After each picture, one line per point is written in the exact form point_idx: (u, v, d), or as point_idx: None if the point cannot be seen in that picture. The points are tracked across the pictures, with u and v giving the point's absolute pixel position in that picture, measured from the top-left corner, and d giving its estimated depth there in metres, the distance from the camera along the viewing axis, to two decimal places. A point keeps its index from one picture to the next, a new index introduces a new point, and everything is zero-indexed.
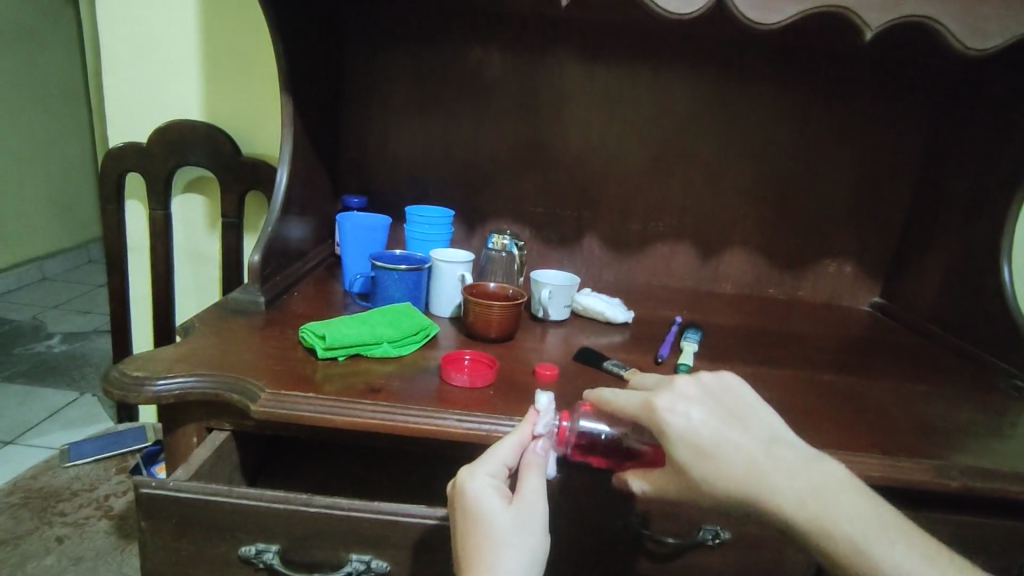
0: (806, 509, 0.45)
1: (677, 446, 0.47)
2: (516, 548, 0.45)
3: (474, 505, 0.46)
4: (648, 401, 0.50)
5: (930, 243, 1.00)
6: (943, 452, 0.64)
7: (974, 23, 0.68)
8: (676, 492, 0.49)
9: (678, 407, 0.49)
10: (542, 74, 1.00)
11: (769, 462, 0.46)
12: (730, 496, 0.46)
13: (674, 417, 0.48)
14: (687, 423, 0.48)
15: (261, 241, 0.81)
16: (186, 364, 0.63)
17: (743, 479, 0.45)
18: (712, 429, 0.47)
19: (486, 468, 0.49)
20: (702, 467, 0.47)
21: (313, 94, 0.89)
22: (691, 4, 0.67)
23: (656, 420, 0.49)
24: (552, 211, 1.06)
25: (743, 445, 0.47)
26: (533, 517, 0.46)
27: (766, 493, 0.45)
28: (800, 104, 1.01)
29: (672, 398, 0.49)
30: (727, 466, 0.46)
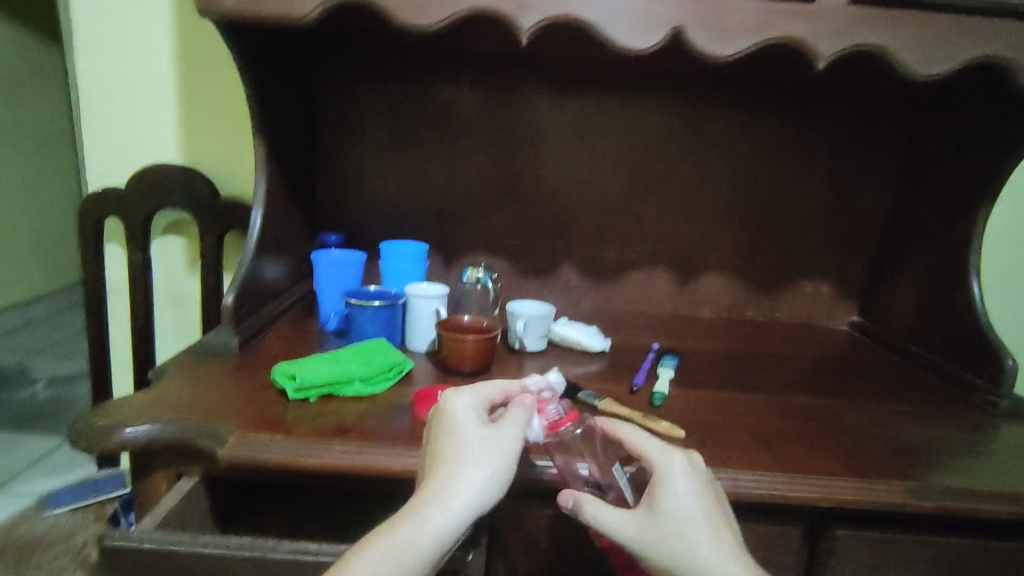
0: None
1: (671, 497, 0.51)
2: (483, 458, 0.50)
3: (454, 421, 0.53)
4: (660, 452, 0.54)
5: (903, 261, 1.01)
6: (917, 473, 0.64)
7: (922, 49, 0.70)
8: (634, 539, 0.51)
9: (687, 468, 0.53)
10: (513, 109, 1.02)
11: (739, 553, 0.49)
12: (687, 566, 0.49)
13: (678, 472, 0.52)
14: (690, 488, 0.52)
15: (235, 282, 0.81)
16: (154, 410, 0.63)
17: (712, 557, 0.49)
18: (702, 504, 0.51)
19: (473, 396, 0.56)
20: (682, 526, 0.50)
21: (287, 136, 0.91)
22: (649, 38, 0.69)
23: (659, 470, 0.53)
24: (529, 242, 1.07)
25: (724, 530, 0.50)
26: (506, 440, 0.52)
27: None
28: (767, 130, 1.03)
29: (686, 459, 0.54)
30: (704, 540, 0.49)
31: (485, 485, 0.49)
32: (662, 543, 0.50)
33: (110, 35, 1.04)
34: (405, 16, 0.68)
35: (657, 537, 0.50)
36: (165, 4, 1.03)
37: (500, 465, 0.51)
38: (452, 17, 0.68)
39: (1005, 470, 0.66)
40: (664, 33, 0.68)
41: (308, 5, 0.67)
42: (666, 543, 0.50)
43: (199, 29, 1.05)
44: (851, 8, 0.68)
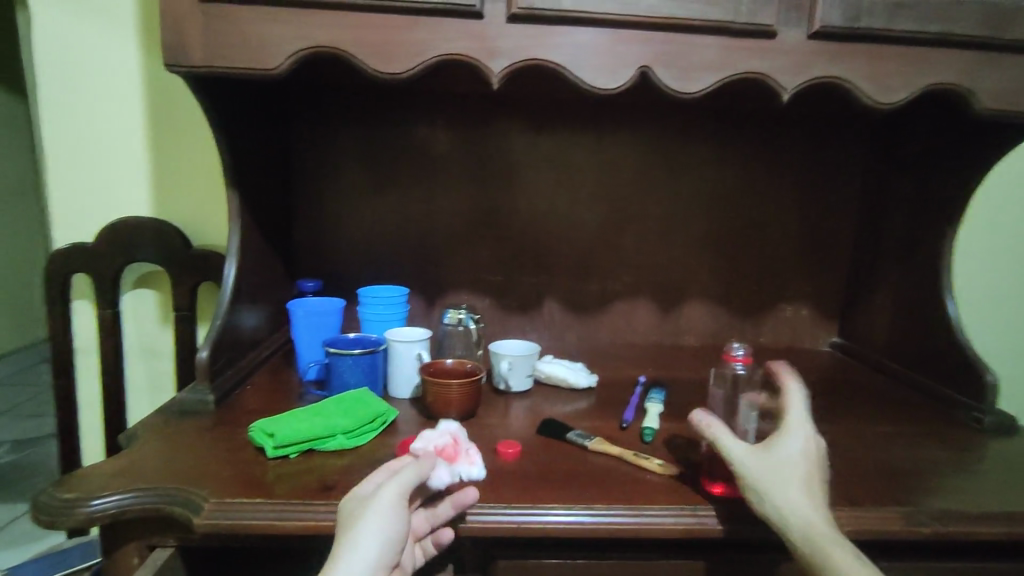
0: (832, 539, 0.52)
1: (792, 447, 0.59)
2: (358, 533, 0.51)
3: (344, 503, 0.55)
4: (801, 419, 0.62)
5: (878, 282, 1.02)
6: (912, 497, 0.64)
7: (881, 79, 0.72)
8: (743, 459, 0.58)
9: (813, 439, 0.61)
10: (489, 148, 1.02)
11: (824, 510, 0.55)
12: (779, 498, 0.55)
13: (800, 434, 0.60)
14: (808, 451, 0.59)
15: (209, 336, 0.78)
16: (123, 479, 0.60)
17: (804, 498, 0.55)
18: (812, 465, 0.58)
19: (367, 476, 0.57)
20: (788, 468, 0.57)
21: (261, 185, 0.90)
22: (618, 78, 0.70)
23: (791, 428, 0.61)
24: (510, 279, 1.06)
25: (817, 490, 0.57)
26: (384, 505, 0.52)
27: (810, 518, 0.54)
28: (738, 159, 1.05)
29: (812, 434, 0.61)
30: (800, 485, 0.56)
31: (362, 554, 0.50)
32: (765, 470, 0.57)
33: (76, 89, 1.03)
34: (376, 65, 0.68)
35: (763, 467, 0.57)
36: (132, 56, 1.03)
37: (376, 537, 0.51)
38: (423, 64, 0.68)
39: (997, 489, 0.66)
40: (632, 73, 0.70)
41: (278, 58, 0.67)
42: (768, 472, 0.57)
43: (168, 80, 1.04)
44: (810, 42, 0.71)
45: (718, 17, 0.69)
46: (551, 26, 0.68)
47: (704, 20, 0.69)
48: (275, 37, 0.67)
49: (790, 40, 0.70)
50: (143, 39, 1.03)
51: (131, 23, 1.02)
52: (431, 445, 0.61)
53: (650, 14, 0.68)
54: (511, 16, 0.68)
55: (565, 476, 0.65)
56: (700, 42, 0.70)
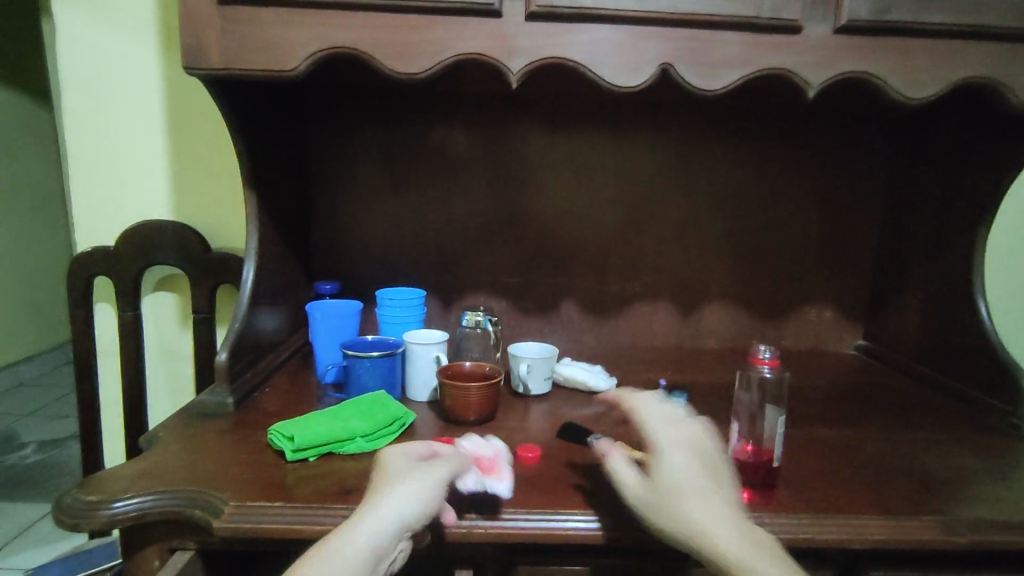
0: (747, 559, 0.48)
1: (663, 472, 0.54)
2: (390, 501, 0.51)
3: (384, 464, 0.56)
4: (659, 426, 0.58)
5: (906, 283, 1.00)
6: (946, 506, 0.61)
7: (910, 74, 0.70)
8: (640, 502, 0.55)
9: (675, 464, 0.55)
10: (506, 149, 1.01)
11: (737, 529, 0.50)
12: (678, 530, 0.52)
13: (671, 443, 0.56)
14: (684, 473, 0.54)
15: (228, 339, 0.78)
16: (144, 482, 0.60)
17: (699, 524, 0.51)
18: (703, 485, 0.53)
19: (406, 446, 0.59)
20: (673, 494, 0.53)
21: (280, 188, 0.90)
22: (638, 76, 0.69)
23: (654, 443, 0.57)
24: (528, 280, 1.06)
25: (719, 510, 0.52)
26: (423, 483, 0.53)
27: (718, 545, 0.49)
28: (760, 158, 1.03)
29: (682, 456, 0.55)
30: (693, 504, 0.52)
31: (397, 515, 0.50)
32: (654, 506, 0.53)
33: (98, 93, 1.04)
34: (394, 66, 0.68)
35: (652, 500, 0.54)
36: (153, 61, 1.04)
37: (408, 508, 0.51)
38: (441, 64, 0.67)
39: None
40: (653, 70, 0.68)
41: (296, 59, 0.67)
42: (658, 506, 0.53)
43: (188, 83, 1.05)
44: (836, 37, 0.69)
45: (742, 12, 0.67)
46: (570, 24, 0.67)
47: (727, 15, 0.67)
48: (294, 39, 0.67)
49: (816, 35, 0.69)
50: (163, 43, 1.03)
51: (152, 27, 1.03)
52: (474, 452, 0.63)
53: (672, 11, 0.67)
54: (530, 14, 0.67)
55: (587, 481, 0.64)
56: (722, 39, 0.69)
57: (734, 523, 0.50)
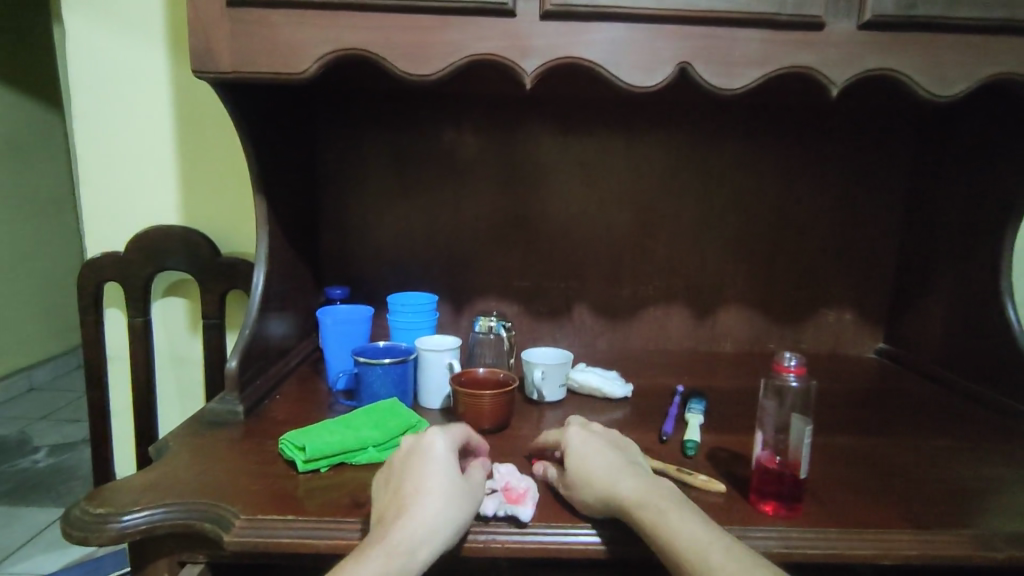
0: (643, 500, 0.53)
1: (569, 454, 0.61)
2: (437, 518, 0.51)
3: (425, 457, 0.56)
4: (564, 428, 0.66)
5: (929, 285, 0.97)
6: (980, 518, 0.59)
7: (937, 70, 0.68)
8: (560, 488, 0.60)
9: (577, 446, 0.61)
10: (518, 151, 1.00)
11: (633, 479, 0.55)
12: (587, 496, 0.56)
13: (573, 431, 0.64)
14: (584, 449, 0.60)
15: (238, 346, 0.77)
16: (155, 494, 0.59)
17: (600, 481, 0.56)
18: (601, 454, 0.59)
19: (450, 441, 0.58)
20: (577, 466, 0.59)
21: (290, 191, 0.89)
22: (656, 76, 0.67)
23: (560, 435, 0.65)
24: (540, 284, 1.04)
25: (616, 467, 0.57)
26: (462, 506, 0.53)
27: (617, 492, 0.54)
28: (778, 157, 1.01)
29: (582, 440, 0.62)
30: (593, 467, 0.58)
31: (440, 535, 0.50)
32: (568, 480, 0.58)
33: (107, 97, 1.04)
34: (406, 67, 0.66)
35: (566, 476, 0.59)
36: (161, 64, 1.03)
37: (448, 529, 0.51)
38: (453, 65, 0.66)
39: None
40: (670, 70, 0.67)
41: (305, 61, 0.66)
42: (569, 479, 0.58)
43: (196, 87, 1.04)
44: (860, 33, 0.67)
45: (763, 9, 0.65)
46: (585, 22, 0.66)
47: (747, 13, 0.66)
48: (304, 41, 0.65)
49: (839, 31, 0.67)
50: (172, 47, 1.03)
51: (160, 30, 1.02)
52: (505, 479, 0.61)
53: (690, 9, 0.65)
54: (544, 13, 0.65)
55: None
56: (742, 37, 0.67)
57: (630, 472, 0.56)
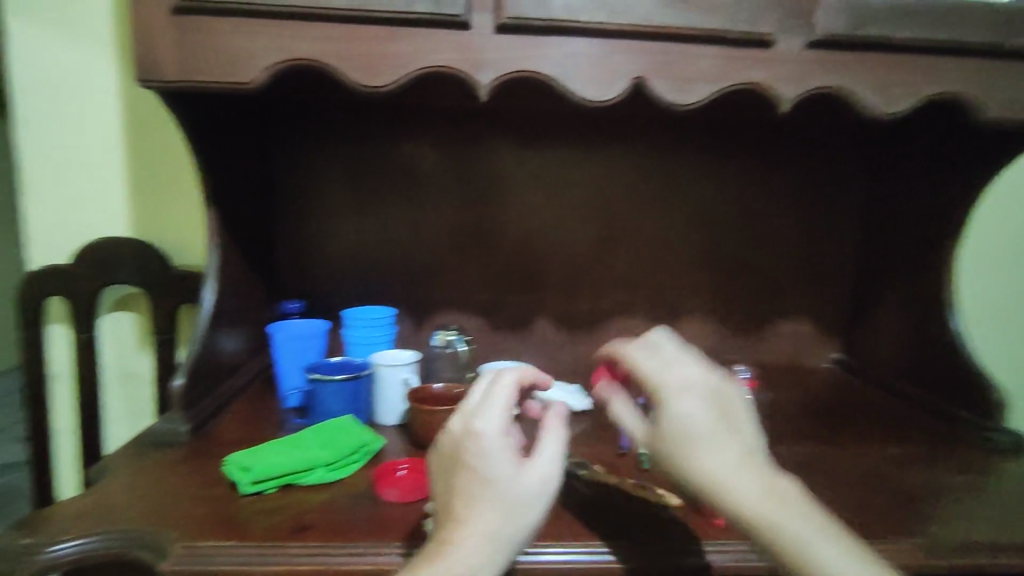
0: (784, 528, 0.42)
1: (667, 418, 0.47)
2: (481, 546, 0.43)
3: (472, 460, 0.46)
4: (655, 360, 0.51)
5: (881, 297, 0.99)
6: (930, 527, 0.60)
7: (883, 88, 0.70)
8: (650, 451, 0.48)
9: (677, 409, 0.47)
10: (479, 163, 0.99)
11: (756, 479, 0.44)
12: (692, 484, 0.45)
13: (671, 381, 0.49)
14: (688, 413, 0.47)
15: (185, 363, 0.75)
16: (88, 521, 0.56)
17: (714, 477, 0.44)
18: (711, 429, 0.46)
19: (499, 428, 0.48)
20: (680, 442, 0.46)
21: (243, 203, 0.86)
22: (611, 90, 0.67)
23: (649, 376, 0.50)
24: (502, 297, 1.03)
25: (732, 457, 0.45)
26: (520, 520, 0.45)
27: (736, 501, 0.43)
28: (735, 171, 1.02)
29: (683, 399, 0.48)
30: (704, 456, 0.45)
31: (489, 563, 0.43)
32: (664, 455, 0.47)
33: (51, 105, 1.00)
34: (359, 78, 0.65)
35: (658, 444, 0.47)
36: (110, 72, 1.00)
37: (502, 553, 0.44)
38: (407, 77, 0.65)
39: (1017, 516, 0.63)
40: (625, 84, 0.67)
41: (254, 70, 0.64)
42: (666, 454, 0.47)
43: (147, 95, 1.01)
44: (809, 51, 0.68)
45: (714, 26, 0.66)
46: (539, 36, 0.66)
47: (699, 30, 0.66)
48: (252, 50, 0.64)
49: (789, 48, 0.68)
50: (120, 53, 0.99)
51: (108, 37, 0.99)
52: None
53: (644, 24, 0.66)
54: (499, 26, 0.65)
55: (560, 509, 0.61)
56: (696, 52, 0.67)
57: (752, 473, 0.44)
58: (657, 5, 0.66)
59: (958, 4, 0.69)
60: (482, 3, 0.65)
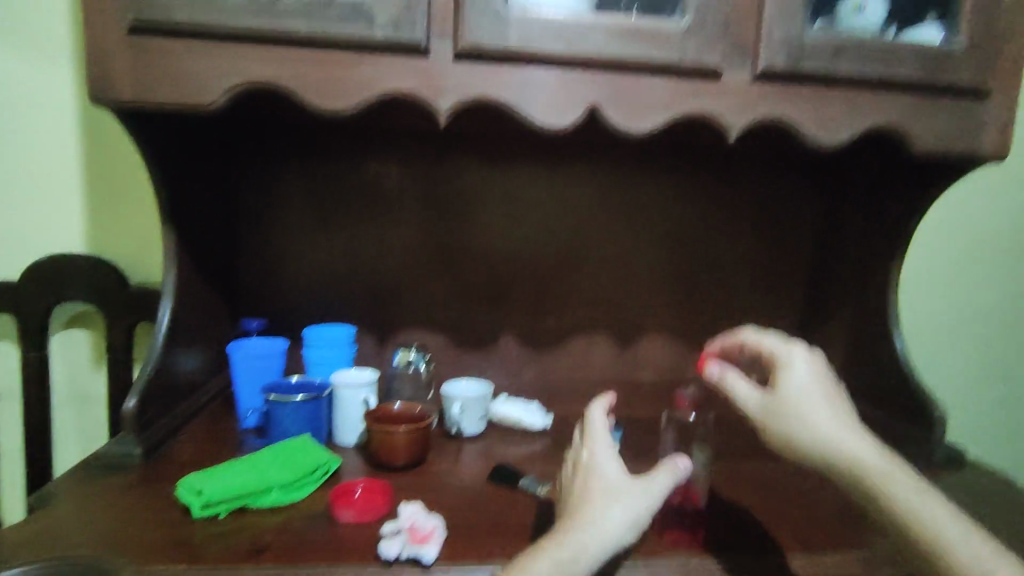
0: (896, 474, 0.54)
1: (786, 387, 0.61)
2: (606, 525, 0.54)
3: (592, 471, 0.59)
4: (783, 346, 0.65)
5: (831, 316, 1.03)
6: (869, 540, 0.63)
7: (823, 120, 0.74)
8: (762, 421, 0.60)
9: (796, 382, 0.61)
10: (444, 182, 1.01)
11: (857, 437, 0.57)
12: (807, 439, 0.57)
13: (798, 360, 0.63)
14: (803, 386, 0.61)
15: (138, 385, 0.73)
16: (30, 548, 0.54)
17: (828, 431, 0.57)
18: (824, 395, 0.60)
19: (610, 449, 0.61)
20: (798, 404, 0.59)
21: (203, 220, 0.86)
22: (566, 117, 0.69)
23: (782, 358, 0.64)
24: (466, 315, 1.04)
25: (840, 420, 0.58)
26: (632, 513, 0.55)
27: (850, 449, 0.56)
28: (692, 194, 1.06)
29: (796, 377, 0.61)
30: (817, 418, 0.58)
31: (611, 539, 0.54)
32: (783, 420, 0.59)
33: (5, 118, 0.98)
34: (320, 102, 0.66)
35: (773, 411, 0.60)
36: (67, 86, 0.98)
37: (623, 534, 0.54)
38: (367, 101, 0.67)
39: None
40: (581, 111, 0.69)
41: (213, 92, 0.64)
42: (783, 419, 0.59)
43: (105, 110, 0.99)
44: (754, 83, 0.72)
45: (665, 58, 0.69)
46: (497, 64, 0.68)
47: (651, 61, 0.69)
48: (211, 72, 0.64)
49: (736, 81, 0.71)
50: (79, 68, 0.98)
51: (66, 51, 0.97)
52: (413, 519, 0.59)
53: (599, 55, 0.68)
54: (457, 54, 0.67)
55: (516, 527, 0.62)
56: (648, 83, 0.70)
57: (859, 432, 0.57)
58: (610, 37, 0.68)
59: (891, 43, 0.73)
60: (441, 30, 0.66)
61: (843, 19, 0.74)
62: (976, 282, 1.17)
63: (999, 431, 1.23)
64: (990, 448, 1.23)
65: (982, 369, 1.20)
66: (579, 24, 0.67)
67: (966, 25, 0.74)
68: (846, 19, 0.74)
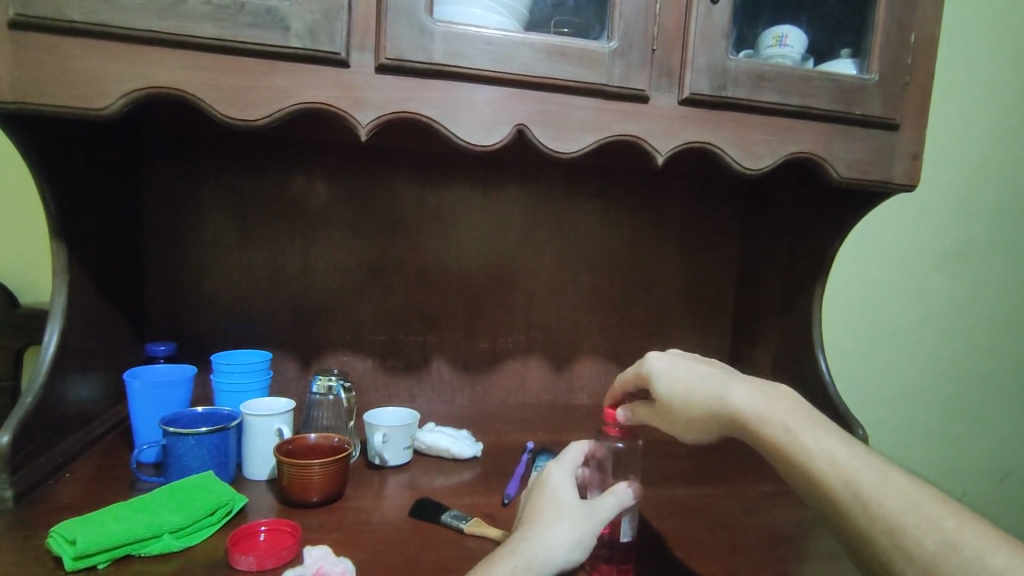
0: (766, 414, 0.54)
1: (662, 388, 0.62)
2: (549, 540, 0.53)
3: (548, 488, 0.58)
4: (639, 365, 0.66)
5: (758, 337, 1.05)
6: (793, 565, 0.62)
7: (748, 147, 0.75)
8: (665, 425, 0.62)
9: (666, 378, 0.62)
10: (372, 200, 0.97)
11: (731, 389, 0.57)
12: (702, 416, 0.58)
13: (656, 362, 0.64)
14: (672, 378, 0.62)
15: (13, 419, 0.65)
16: None
17: (706, 400, 0.58)
18: (692, 373, 0.61)
19: (568, 466, 0.61)
20: (678, 394, 0.60)
21: (103, 233, 0.79)
22: (494, 135, 0.68)
23: (643, 372, 0.65)
24: (395, 338, 1.00)
25: (713, 380, 0.59)
26: (581, 532, 0.54)
27: (728, 402, 0.57)
28: (625, 215, 1.06)
29: (663, 374, 0.62)
30: (696, 395, 0.59)
31: (556, 554, 0.52)
32: (676, 417, 0.60)
33: None
34: (230, 112, 0.62)
35: (664, 411, 0.61)
36: None
37: (568, 554, 0.53)
38: (282, 112, 0.63)
39: None
40: (507, 130, 0.68)
41: (109, 97, 0.59)
42: (675, 414, 0.60)
43: None
44: (680, 107, 0.72)
45: (593, 79, 0.69)
46: (420, 77, 0.65)
47: (580, 83, 0.68)
48: (107, 75, 0.59)
49: (662, 104, 0.72)
50: None
51: None
52: (317, 567, 0.54)
53: (525, 73, 0.67)
54: (379, 66, 0.64)
55: (435, 566, 0.58)
56: (577, 104, 0.70)
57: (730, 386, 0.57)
58: (537, 56, 0.67)
59: (810, 74, 0.75)
60: (362, 42, 0.64)
61: (765, 49, 0.78)
62: (894, 302, 1.22)
63: (919, 446, 1.26)
64: (911, 462, 1.26)
65: (904, 387, 1.24)
66: (506, 40, 0.66)
67: (876, 60, 0.77)
68: (768, 49, 0.78)
